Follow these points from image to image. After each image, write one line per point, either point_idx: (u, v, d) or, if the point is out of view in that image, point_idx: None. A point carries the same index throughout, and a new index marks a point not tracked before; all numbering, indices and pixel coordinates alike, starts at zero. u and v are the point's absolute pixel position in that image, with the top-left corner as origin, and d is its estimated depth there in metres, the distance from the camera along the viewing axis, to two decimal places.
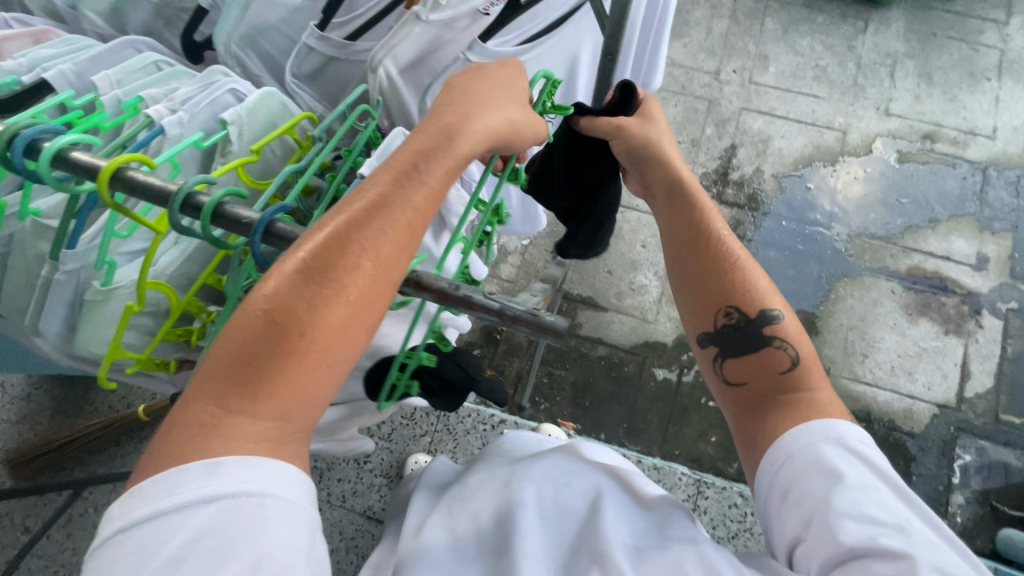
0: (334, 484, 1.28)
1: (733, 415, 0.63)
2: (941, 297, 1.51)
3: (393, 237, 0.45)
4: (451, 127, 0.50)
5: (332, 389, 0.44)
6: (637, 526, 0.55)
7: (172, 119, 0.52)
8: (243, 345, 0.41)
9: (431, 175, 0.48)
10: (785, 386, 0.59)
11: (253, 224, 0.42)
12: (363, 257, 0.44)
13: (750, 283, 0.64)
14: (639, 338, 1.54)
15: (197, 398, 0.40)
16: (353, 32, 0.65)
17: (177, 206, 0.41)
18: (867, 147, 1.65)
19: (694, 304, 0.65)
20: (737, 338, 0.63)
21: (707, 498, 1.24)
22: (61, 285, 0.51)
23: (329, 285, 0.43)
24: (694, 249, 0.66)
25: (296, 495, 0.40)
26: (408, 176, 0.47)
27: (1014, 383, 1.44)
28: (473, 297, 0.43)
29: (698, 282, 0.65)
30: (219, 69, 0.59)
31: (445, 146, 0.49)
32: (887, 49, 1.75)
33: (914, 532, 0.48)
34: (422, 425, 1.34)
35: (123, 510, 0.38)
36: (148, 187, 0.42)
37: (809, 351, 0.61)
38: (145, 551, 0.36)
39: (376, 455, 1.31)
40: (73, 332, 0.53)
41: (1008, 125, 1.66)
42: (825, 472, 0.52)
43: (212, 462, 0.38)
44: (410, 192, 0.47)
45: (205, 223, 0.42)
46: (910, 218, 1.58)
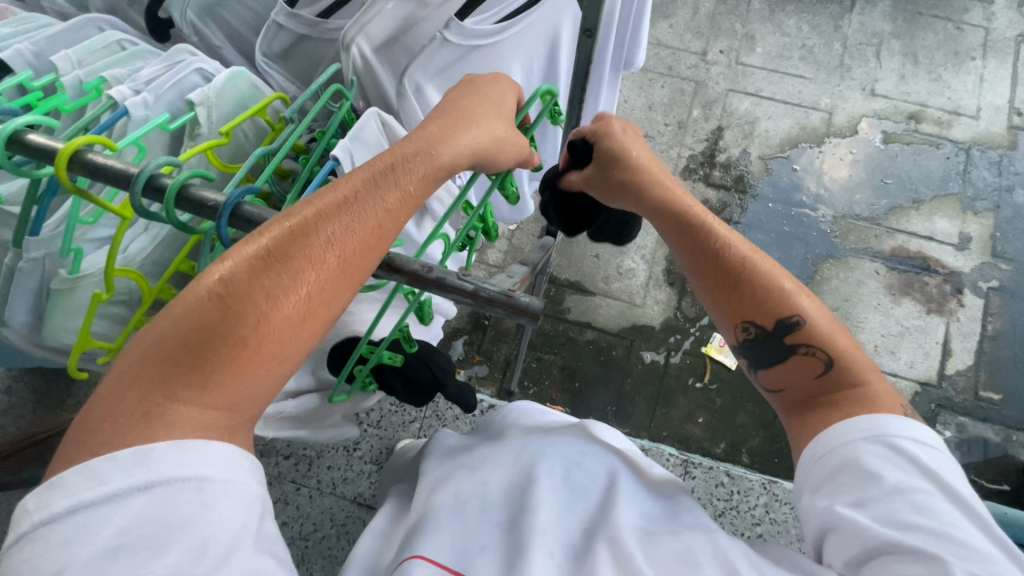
0: (323, 472, 1.28)
1: (784, 415, 0.63)
2: (924, 277, 1.52)
3: (362, 233, 0.45)
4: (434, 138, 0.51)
5: (280, 379, 0.44)
6: (649, 510, 0.55)
7: (137, 100, 0.50)
8: (188, 331, 0.40)
9: (408, 177, 0.48)
10: (825, 388, 0.59)
11: (218, 207, 0.41)
12: (324, 249, 0.43)
13: (773, 285, 0.62)
14: (627, 322, 1.55)
15: (137, 383, 0.39)
16: (324, 9, 0.63)
17: (139, 187, 0.40)
18: (852, 128, 1.65)
19: (717, 319, 0.65)
20: (763, 348, 0.62)
21: (695, 477, 1.26)
22: (25, 274, 0.49)
23: (288, 275, 0.43)
24: (707, 268, 0.65)
25: (239, 476, 0.39)
26: (384, 175, 0.47)
27: (994, 361, 1.47)
28: (446, 280, 0.44)
29: (717, 296, 0.64)
30: (185, 48, 0.57)
31: (427, 154, 0.50)
32: (873, 29, 1.75)
33: (957, 540, 0.45)
34: (410, 411, 1.34)
35: (43, 502, 0.36)
36: (108, 170, 0.40)
37: (845, 349, 0.59)
38: (73, 543, 0.34)
39: (365, 442, 1.31)
40: (41, 322, 0.52)
41: (992, 104, 1.67)
42: (860, 474, 0.51)
43: (142, 449, 0.37)
44: (382, 192, 0.46)
45: (170, 207, 0.41)
46: (894, 198, 1.59)
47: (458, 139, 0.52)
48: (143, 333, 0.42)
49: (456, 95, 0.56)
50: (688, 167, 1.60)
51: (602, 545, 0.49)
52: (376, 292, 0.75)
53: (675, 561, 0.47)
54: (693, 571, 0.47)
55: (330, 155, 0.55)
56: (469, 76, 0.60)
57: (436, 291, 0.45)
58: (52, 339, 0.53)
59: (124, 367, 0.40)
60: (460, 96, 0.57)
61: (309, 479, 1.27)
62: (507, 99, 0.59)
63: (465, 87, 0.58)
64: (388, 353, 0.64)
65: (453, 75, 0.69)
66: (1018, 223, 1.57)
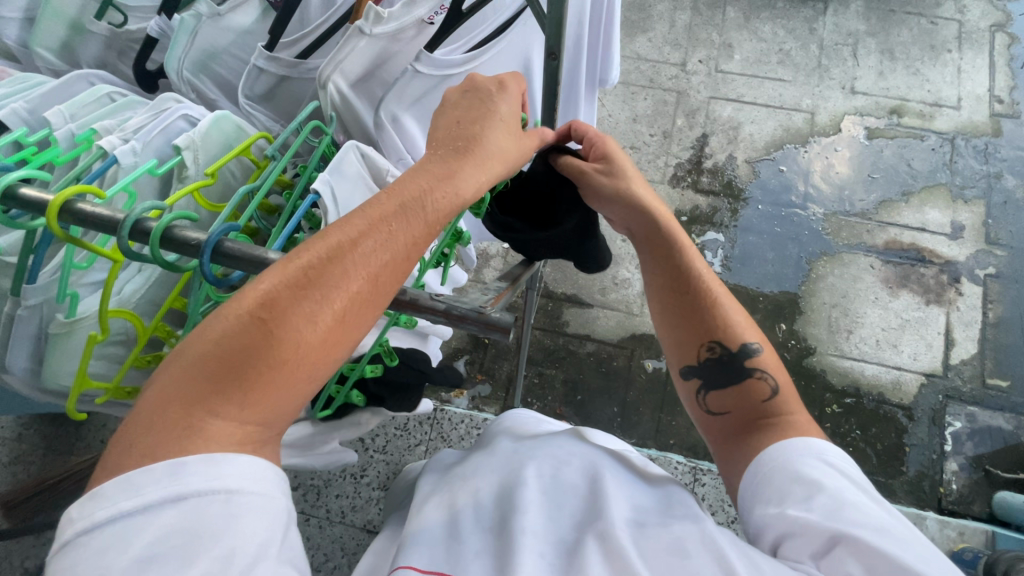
0: (332, 501, 1.29)
1: (713, 444, 0.65)
2: (919, 268, 1.52)
3: (390, 258, 0.46)
4: (455, 166, 0.51)
5: (308, 394, 0.45)
6: (641, 503, 0.55)
7: (125, 148, 0.52)
8: (224, 350, 0.41)
9: (432, 206, 0.48)
10: (767, 412, 0.61)
11: (201, 245, 0.43)
12: (356, 276, 0.44)
13: (728, 317, 0.66)
14: (626, 332, 1.55)
15: (177, 399, 0.40)
16: (302, 50, 0.66)
17: (126, 232, 0.42)
18: (836, 126, 1.67)
19: (677, 339, 0.67)
20: (718, 370, 0.64)
21: (704, 484, 1.26)
22: (24, 321, 0.51)
23: (320, 296, 0.43)
24: (677, 289, 0.66)
25: (265, 489, 0.40)
26: (409, 203, 0.47)
27: (998, 348, 1.46)
28: (420, 299, 0.47)
29: (683, 319, 0.66)
30: (171, 95, 0.60)
31: (448, 180, 0.50)
32: (847, 29, 1.78)
33: (894, 532, 0.47)
34: (416, 434, 1.35)
35: (85, 511, 0.37)
36: (96, 217, 0.42)
37: (786, 380, 0.63)
38: (110, 552, 0.36)
39: (372, 468, 1.31)
40: (41, 366, 0.54)
41: (972, 94, 1.69)
42: (802, 482, 0.52)
43: (177, 461, 0.38)
44: (410, 219, 0.47)
45: (154, 248, 0.42)
46: (883, 192, 1.60)
47: (477, 167, 0.52)
48: (181, 348, 0.42)
49: (456, 109, 0.56)
50: (676, 175, 1.63)
51: (591, 539, 0.49)
52: None
53: (666, 551, 0.48)
54: (683, 562, 0.47)
55: (312, 188, 0.58)
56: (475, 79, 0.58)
57: (412, 312, 0.48)
58: (52, 384, 0.54)
59: (163, 383, 0.41)
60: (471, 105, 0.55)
61: (318, 508, 1.28)
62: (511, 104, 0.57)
63: (478, 100, 0.56)
64: (368, 366, 0.67)
65: (428, 104, 0.71)
66: (1010, 209, 1.58)
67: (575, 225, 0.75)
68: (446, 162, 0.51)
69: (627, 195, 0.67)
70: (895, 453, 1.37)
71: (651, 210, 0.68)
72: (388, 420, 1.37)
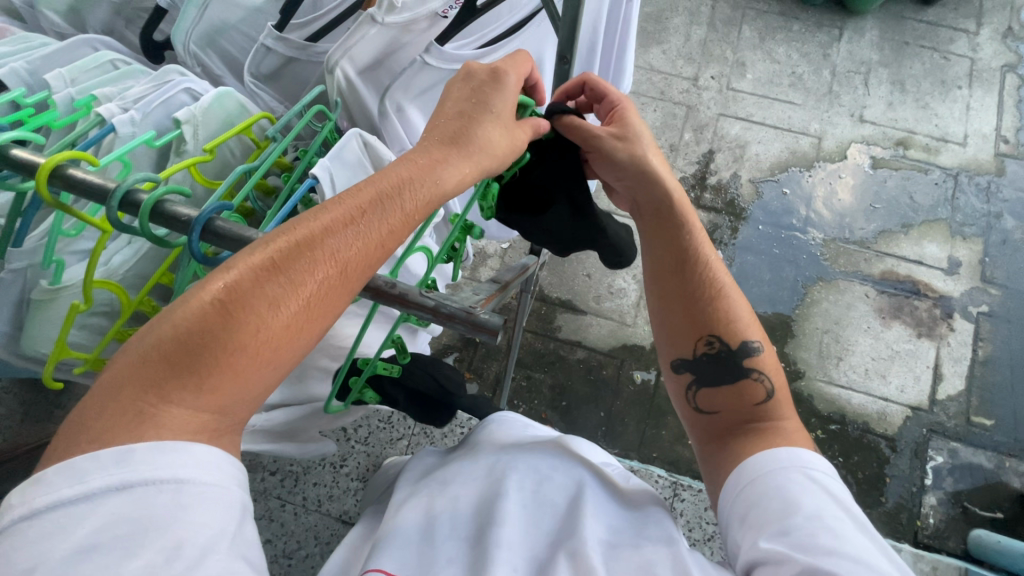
0: (309, 489, 1.29)
1: (698, 439, 0.65)
2: (913, 300, 1.53)
3: (362, 250, 0.45)
4: (437, 160, 0.50)
5: (269, 384, 0.44)
6: (616, 523, 0.55)
7: (124, 118, 0.51)
8: (184, 335, 0.41)
9: (409, 200, 0.48)
10: (758, 415, 0.61)
11: (191, 221, 0.42)
12: (326, 266, 0.44)
13: (731, 312, 0.65)
14: (617, 341, 1.54)
15: (132, 383, 0.40)
16: (314, 33, 0.65)
17: (115, 202, 0.41)
18: (841, 153, 1.68)
19: (676, 327, 0.67)
20: (715, 366, 0.64)
21: (684, 499, 1.29)
22: (6, 284, 0.50)
23: (288, 283, 0.43)
24: (681, 275, 0.66)
25: (219, 480, 0.39)
26: (387, 197, 0.47)
27: (985, 386, 1.46)
28: (408, 294, 0.46)
29: (684, 308, 0.66)
30: (175, 68, 0.59)
31: (430, 174, 0.49)
32: (861, 57, 1.78)
33: (872, 564, 0.46)
34: (398, 429, 1.38)
35: (26, 496, 0.36)
36: (86, 185, 0.41)
37: (782, 383, 0.63)
38: (51, 537, 0.35)
39: (352, 459, 1.33)
40: (20, 331, 0.53)
41: (979, 132, 1.70)
42: (781, 502, 0.52)
43: (127, 447, 0.37)
44: (385, 213, 0.47)
45: (144, 221, 0.41)
46: (884, 223, 1.60)
47: (462, 162, 0.51)
48: (143, 330, 0.42)
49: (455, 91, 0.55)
50: None
51: (562, 559, 0.49)
52: (359, 307, 0.76)
53: None
54: None
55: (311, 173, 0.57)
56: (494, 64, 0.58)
57: (399, 305, 0.47)
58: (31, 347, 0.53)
59: (120, 367, 0.40)
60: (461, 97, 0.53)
61: (295, 495, 1.28)
62: (508, 101, 0.55)
63: (476, 91, 0.55)
64: (381, 365, 0.65)
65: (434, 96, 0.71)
66: (1007, 249, 1.58)
67: (569, 207, 0.73)
68: (427, 154, 0.50)
69: (646, 167, 0.67)
70: (875, 483, 1.37)
71: (660, 190, 0.67)
72: (372, 413, 1.40)
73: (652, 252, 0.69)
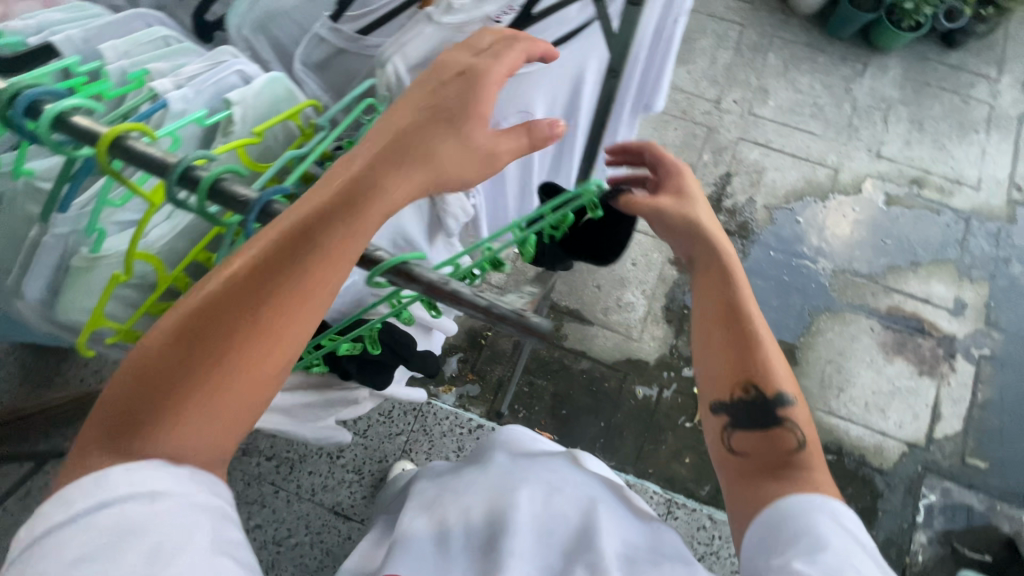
0: (304, 477, 1.39)
1: (728, 483, 0.64)
2: (917, 338, 1.54)
3: (317, 265, 0.43)
4: (386, 160, 0.46)
5: (241, 407, 0.43)
6: (632, 538, 0.55)
7: (178, 94, 0.52)
8: (148, 365, 0.41)
9: (364, 206, 0.44)
10: (791, 464, 0.61)
11: (249, 202, 0.43)
12: (280, 286, 0.43)
13: (769, 362, 0.66)
14: (622, 354, 1.55)
15: (106, 414, 0.41)
16: (365, 27, 0.65)
17: (176, 176, 0.41)
18: (856, 187, 1.69)
19: (718, 371, 0.67)
20: (751, 413, 0.64)
21: (677, 517, 1.34)
22: (48, 249, 0.50)
23: (242, 308, 0.42)
24: (726, 322, 0.67)
25: (189, 499, 0.40)
26: (342, 205, 0.44)
27: (982, 429, 1.47)
28: (462, 291, 0.44)
29: (728, 352, 0.67)
30: (228, 50, 0.59)
31: (380, 177, 0.45)
32: (882, 94, 1.80)
33: None
34: (398, 424, 1.43)
35: (28, 527, 0.39)
36: (146, 157, 0.41)
37: (814, 437, 0.63)
38: (40, 560, 0.37)
39: (349, 451, 1.41)
40: (55, 298, 0.52)
41: (992, 177, 1.72)
42: (810, 537, 0.52)
43: (99, 474, 0.39)
44: (336, 222, 0.43)
45: (201, 198, 0.42)
46: (893, 259, 1.62)
47: (420, 159, 0.47)
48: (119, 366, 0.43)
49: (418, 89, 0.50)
50: None
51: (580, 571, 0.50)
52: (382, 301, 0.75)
53: None
54: None
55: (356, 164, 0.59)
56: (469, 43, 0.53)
57: (447, 302, 0.44)
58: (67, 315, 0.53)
59: (99, 403, 0.42)
60: (416, 94, 0.49)
61: (290, 482, 1.38)
62: (469, 86, 0.49)
63: (435, 84, 0.50)
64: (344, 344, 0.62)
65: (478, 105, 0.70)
66: (1012, 295, 1.60)
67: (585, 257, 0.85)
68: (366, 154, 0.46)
69: (697, 225, 0.72)
70: (867, 516, 1.38)
71: (715, 249, 0.71)
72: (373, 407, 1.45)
73: (701, 299, 0.70)
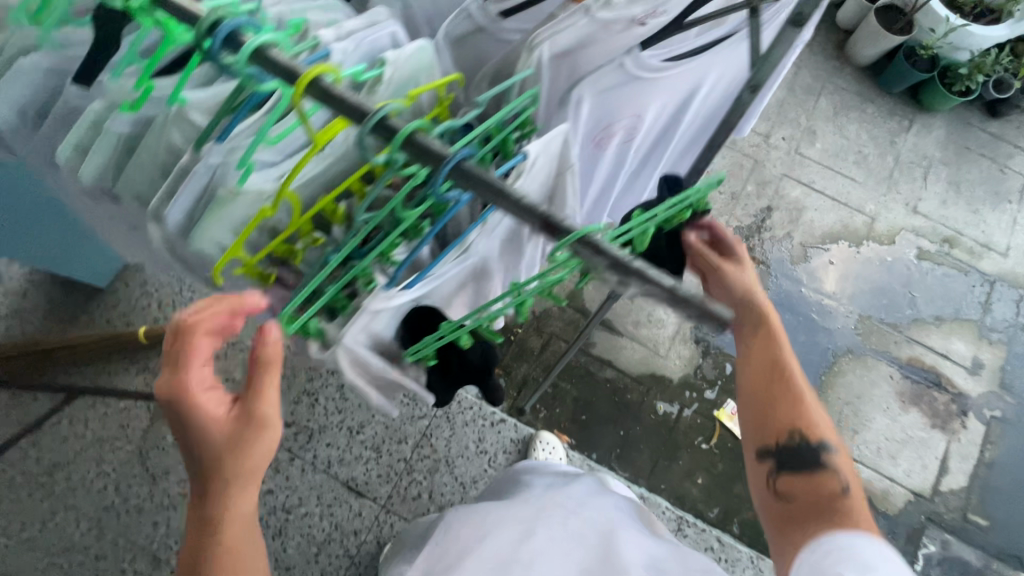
0: (321, 449, 1.38)
1: (768, 527, 0.67)
2: (933, 391, 1.58)
3: (247, 480, 0.55)
4: (247, 398, 0.54)
5: None
6: (652, 549, 0.70)
7: (340, 46, 0.53)
8: None
9: (252, 432, 0.54)
10: (834, 506, 0.64)
11: (446, 156, 0.39)
12: (232, 507, 0.54)
13: (812, 411, 0.70)
14: (647, 369, 1.56)
15: None
16: (508, 9, 0.67)
17: (372, 125, 0.40)
18: (890, 238, 1.73)
19: (757, 421, 0.72)
20: (791, 458, 0.68)
21: (686, 535, 1.36)
22: (198, 176, 0.50)
23: (218, 534, 0.54)
24: (773, 379, 0.71)
25: None
26: (236, 441, 0.54)
27: (986, 487, 1.51)
28: (650, 274, 0.43)
29: (767, 408, 0.71)
30: (382, 11, 0.60)
31: (249, 409, 0.54)
32: (924, 152, 1.85)
33: None
34: (421, 408, 1.43)
35: None
36: (344, 101, 0.41)
37: (855, 478, 0.67)
38: None
39: (369, 428, 1.41)
40: (192, 225, 0.53)
41: (1020, 247, 1.77)
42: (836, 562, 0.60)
43: None
44: (238, 456, 0.54)
45: (396, 149, 0.40)
46: (918, 312, 1.66)
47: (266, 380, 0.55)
48: None
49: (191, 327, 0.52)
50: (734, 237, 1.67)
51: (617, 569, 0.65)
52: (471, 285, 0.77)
53: None
54: None
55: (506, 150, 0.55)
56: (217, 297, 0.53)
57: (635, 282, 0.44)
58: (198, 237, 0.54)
59: None
60: (203, 330, 0.52)
61: (305, 452, 1.37)
62: (220, 311, 0.52)
63: (204, 320, 0.52)
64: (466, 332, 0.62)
65: (608, 104, 0.70)
66: None
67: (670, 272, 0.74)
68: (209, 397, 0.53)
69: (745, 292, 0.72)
70: None
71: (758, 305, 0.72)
72: None
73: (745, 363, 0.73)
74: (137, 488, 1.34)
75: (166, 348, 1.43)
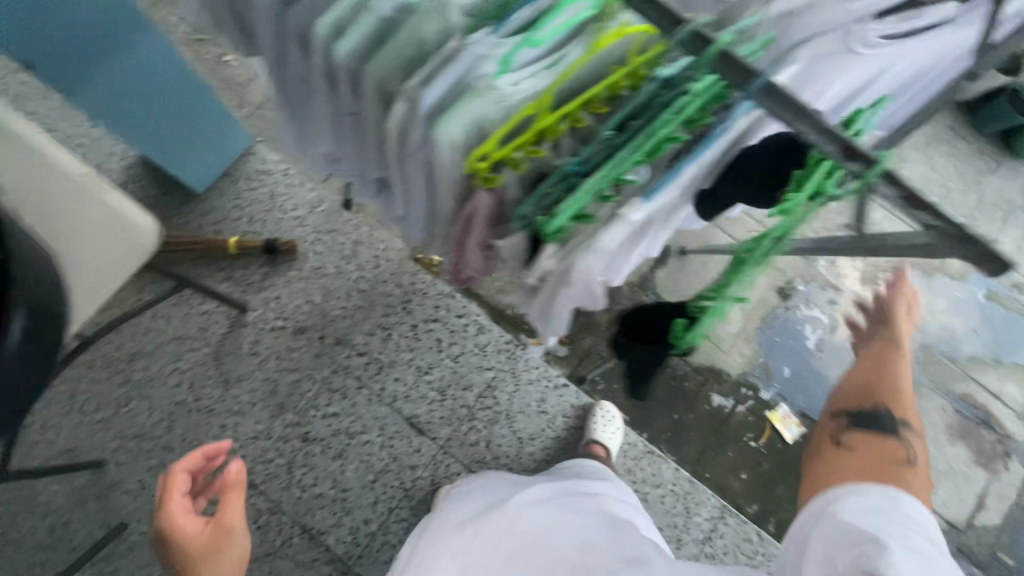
0: (390, 381, 1.42)
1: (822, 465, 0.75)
2: (982, 429, 1.60)
3: (229, 572, 0.72)
4: (219, 530, 0.73)
5: None
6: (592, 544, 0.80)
7: None
8: None
9: (226, 540, 0.73)
10: (897, 467, 0.71)
11: (758, 73, 0.48)
12: None
13: (902, 399, 0.79)
14: (707, 360, 1.59)
15: None
16: None
17: (691, 34, 0.49)
18: (962, 275, 1.75)
19: (856, 390, 0.81)
20: (870, 421, 0.77)
21: (727, 525, 1.41)
22: (460, 62, 0.53)
23: None
24: (881, 370, 0.81)
25: None
26: (211, 552, 0.72)
27: (1019, 530, 1.54)
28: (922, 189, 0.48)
29: (871, 382, 0.81)
30: None
31: (223, 532, 0.73)
32: (1007, 197, 1.85)
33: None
34: (489, 359, 1.47)
35: None
36: (666, 8, 0.49)
37: (924, 468, 0.74)
38: None
39: (438, 370, 1.44)
40: (438, 111, 0.55)
41: None
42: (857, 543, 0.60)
43: None
44: (218, 556, 0.71)
45: (710, 57, 0.49)
46: (978, 350, 1.68)
47: (232, 512, 0.75)
48: None
49: (169, 511, 0.74)
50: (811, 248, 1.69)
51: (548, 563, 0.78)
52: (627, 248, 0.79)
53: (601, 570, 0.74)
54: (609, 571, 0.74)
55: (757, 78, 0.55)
56: (191, 460, 0.81)
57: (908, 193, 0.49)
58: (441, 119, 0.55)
59: None
60: (177, 506, 0.75)
61: (374, 382, 1.42)
62: (179, 486, 0.77)
63: (169, 527, 0.73)
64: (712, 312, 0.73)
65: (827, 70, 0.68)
66: None
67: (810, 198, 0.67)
68: (186, 540, 0.72)
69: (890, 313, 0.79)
70: None
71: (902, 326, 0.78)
72: (469, 336, 1.48)
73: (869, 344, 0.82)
74: (209, 390, 1.37)
75: (251, 261, 1.46)
